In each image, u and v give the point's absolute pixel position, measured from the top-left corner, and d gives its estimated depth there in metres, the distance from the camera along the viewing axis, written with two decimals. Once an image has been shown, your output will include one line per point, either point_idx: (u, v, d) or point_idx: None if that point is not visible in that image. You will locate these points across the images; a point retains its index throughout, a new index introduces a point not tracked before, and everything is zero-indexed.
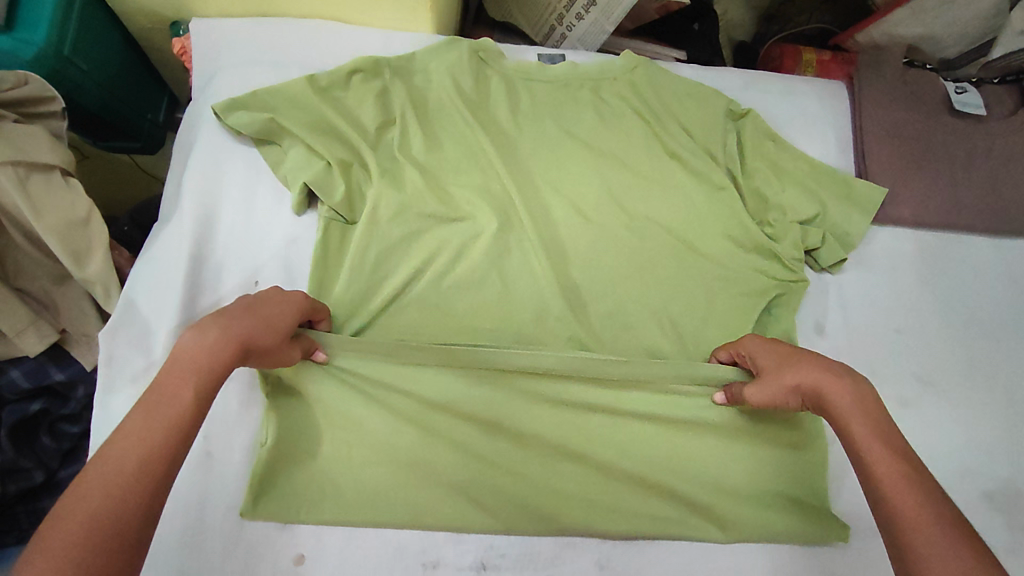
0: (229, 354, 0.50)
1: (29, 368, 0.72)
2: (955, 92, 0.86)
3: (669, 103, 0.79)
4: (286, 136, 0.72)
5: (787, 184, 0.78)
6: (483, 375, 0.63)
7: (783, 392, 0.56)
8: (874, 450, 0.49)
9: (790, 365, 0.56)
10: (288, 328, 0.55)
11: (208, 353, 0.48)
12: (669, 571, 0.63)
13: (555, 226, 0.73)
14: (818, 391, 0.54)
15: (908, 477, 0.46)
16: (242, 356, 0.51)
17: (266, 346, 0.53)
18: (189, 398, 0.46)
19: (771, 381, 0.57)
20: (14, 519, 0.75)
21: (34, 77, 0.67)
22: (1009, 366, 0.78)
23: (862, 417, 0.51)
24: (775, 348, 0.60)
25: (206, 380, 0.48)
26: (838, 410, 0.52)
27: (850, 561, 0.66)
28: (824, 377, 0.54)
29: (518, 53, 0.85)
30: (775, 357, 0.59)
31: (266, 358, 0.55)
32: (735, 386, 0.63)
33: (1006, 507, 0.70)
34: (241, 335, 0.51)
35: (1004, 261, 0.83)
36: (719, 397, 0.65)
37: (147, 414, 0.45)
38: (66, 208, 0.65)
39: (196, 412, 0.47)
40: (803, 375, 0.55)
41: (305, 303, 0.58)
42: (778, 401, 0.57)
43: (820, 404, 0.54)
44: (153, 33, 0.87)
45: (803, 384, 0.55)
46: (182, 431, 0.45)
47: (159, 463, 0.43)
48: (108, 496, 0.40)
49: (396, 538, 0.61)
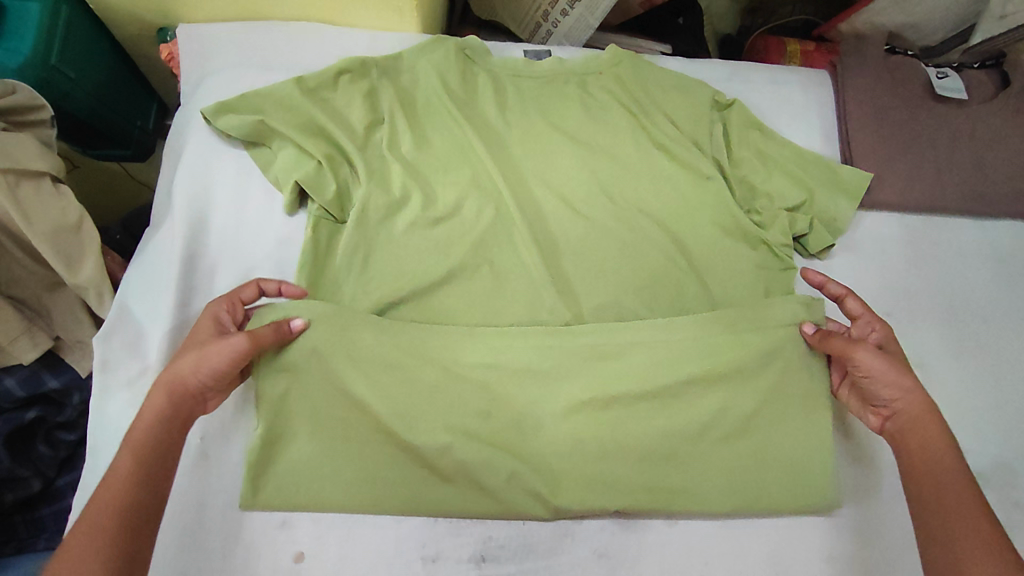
0: (159, 396, 0.55)
1: (24, 375, 0.72)
2: (936, 78, 0.87)
3: (656, 95, 0.80)
4: (275, 137, 0.72)
5: (774, 172, 0.79)
6: (477, 365, 0.64)
7: (898, 385, 0.61)
8: (957, 496, 0.54)
9: (912, 374, 0.61)
10: (207, 334, 0.59)
11: (145, 407, 0.55)
12: (666, 557, 0.63)
13: (544, 218, 0.74)
14: (919, 411, 0.60)
15: (979, 510, 0.53)
16: (176, 388, 0.56)
17: (194, 359, 0.56)
18: (129, 451, 0.52)
19: (895, 369, 0.61)
20: (14, 529, 0.75)
21: (22, 86, 0.67)
22: (998, 343, 0.79)
23: (954, 459, 0.56)
24: (896, 352, 0.65)
25: (151, 431, 0.53)
26: (931, 438, 0.58)
27: (845, 541, 0.66)
28: (931, 404, 0.60)
29: (505, 51, 0.86)
30: (894, 354, 0.64)
31: (208, 364, 0.56)
32: (835, 337, 0.64)
33: (1000, 485, 0.71)
34: (165, 377, 0.56)
35: (990, 243, 0.84)
36: (807, 328, 0.67)
37: (107, 479, 0.50)
38: (56, 215, 0.65)
39: (145, 455, 0.52)
40: (921, 390, 0.60)
41: (226, 309, 0.61)
42: (888, 383, 0.61)
43: (911, 426, 0.60)
44: (140, 41, 0.87)
45: (915, 395, 0.60)
46: (136, 486, 0.51)
47: (119, 510, 0.49)
48: (81, 549, 0.46)
49: (396, 530, 0.62)
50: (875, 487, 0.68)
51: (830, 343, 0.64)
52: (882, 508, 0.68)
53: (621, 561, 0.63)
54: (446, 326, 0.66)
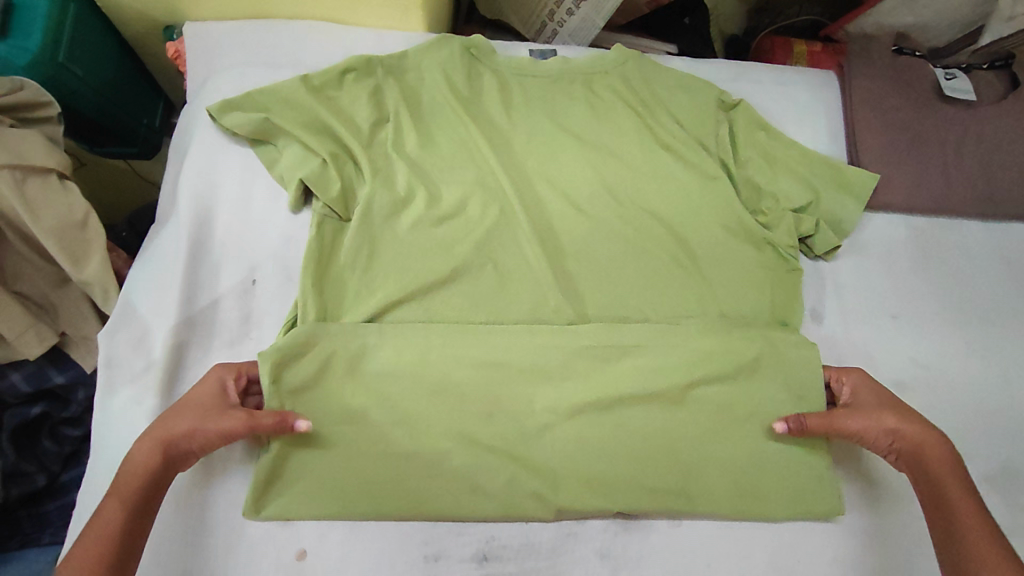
0: (150, 454, 0.55)
1: (29, 371, 0.72)
2: (944, 78, 0.86)
3: (661, 95, 0.80)
4: (281, 135, 0.72)
5: (780, 173, 0.79)
6: (480, 363, 0.64)
7: (879, 431, 0.61)
8: (968, 522, 0.55)
9: (895, 413, 0.62)
10: (213, 402, 0.58)
11: (133, 463, 0.54)
12: (670, 558, 0.63)
13: (549, 217, 0.74)
14: (919, 443, 0.60)
15: (990, 537, 0.53)
16: (169, 450, 0.55)
17: (189, 429, 0.56)
18: (116, 509, 0.52)
19: (873, 416, 0.62)
20: (18, 523, 0.75)
21: (29, 82, 0.68)
22: (1007, 347, 0.78)
23: (959, 487, 0.57)
24: (878, 393, 0.65)
25: (139, 486, 0.53)
26: (934, 471, 0.59)
27: (850, 544, 0.65)
28: (927, 435, 0.60)
29: (510, 50, 0.85)
30: (874, 397, 0.64)
31: (202, 436, 0.56)
32: (809, 420, 0.63)
33: (1007, 489, 0.70)
34: (155, 430, 0.56)
35: (998, 245, 0.84)
36: (780, 426, 0.64)
37: (89, 536, 0.51)
38: (62, 212, 0.66)
39: (129, 515, 0.52)
40: (910, 426, 0.61)
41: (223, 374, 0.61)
42: (870, 434, 0.62)
43: (913, 461, 0.60)
44: (147, 39, 0.87)
45: (905, 433, 0.61)
46: (116, 546, 0.51)
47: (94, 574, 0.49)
48: None
49: (398, 529, 0.62)
50: (880, 487, 0.68)
51: (809, 426, 0.63)
52: (887, 512, 0.67)
53: (625, 563, 0.63)
54: (449, 325, 0.66)
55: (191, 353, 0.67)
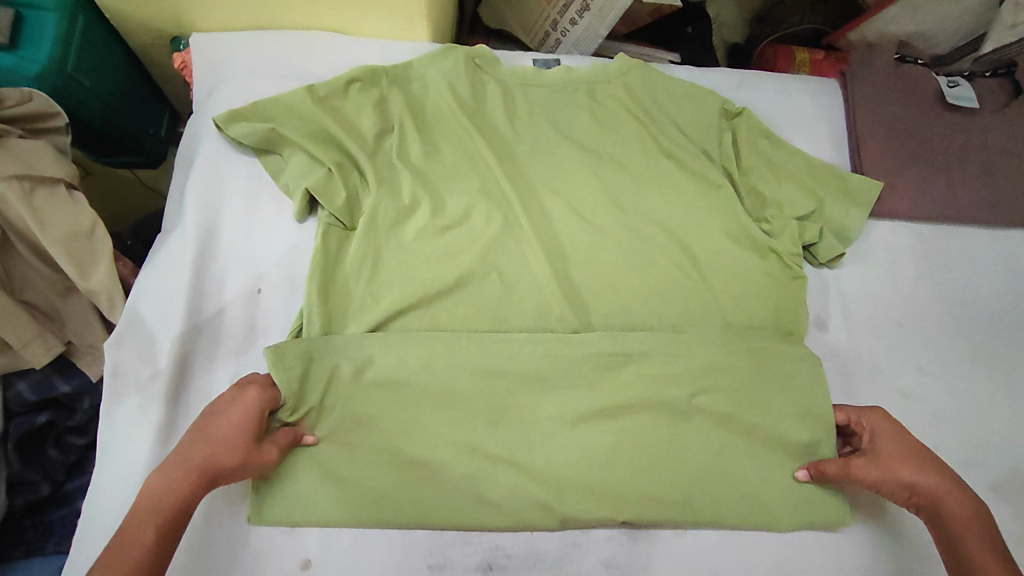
0: (192, 482, 0.54)
1: (34, 379, 0.73)
2: (948, 87, 0.86)
3: (665, 103, 0.80)
4: (286, 145, 0.73)
5: (784, 180, 0.79)
6: (484, 371, 0.65)
7: (896, 485, 0.60)
8: None
9: (911, 466, 0.60)
10: (251, 436, 0.57)
11: (168, 492, 0.53)
12: (677, 567, 0.63)
13: (554, 227, 0.74)
14: (938, 501, 0.59)
15: None
16: (210, 480, 0.55)
17: (232, 462, 0.55)
18: (151, 537, 0.51)
19: (888, 469, 0.60)
20: (22, 533, 0.75)
21: (38, 94, 0.68)
22: (1012, 355, 0.78)
23: (983, 549, 0.55)
24: (900, 438, 0.63)
25: (175, 515, 0.53)
26: (954, 528, 0.57)
27: (855, 553, 0.65)
28: (946, 490, 0.59)
29: (515, 60, 0.86)
30: (896, 444, 0.62)
31: (244, 470, 0.56)
32: (828, 466, 0.64)
33: (1013, 498, 0.70)
34: (200, 463, 0.54)
35: (1003, 253, 0.83)
36: (800, 474, 0.65)
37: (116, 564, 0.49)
38: (69, 221, 0.66)
39: (163, 547, 0.51)
40: (925, 479, 0.59)
41: (262, 398, 0.59)
42: (885, 487, 0.60)
43: (935, 518, 0.59)
44: (153, 49, 0.88)
45: (922, 487, 0.59)
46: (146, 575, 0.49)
47: None
48: None
49: (403, 537, 0.61)
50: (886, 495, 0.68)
51: (828, 472, 0.63)
52: (894, 520, 0.67)
53: (631, 571, 0.62)
54: (454, 333, 0.66)
55: (198, 361, 0.67)
